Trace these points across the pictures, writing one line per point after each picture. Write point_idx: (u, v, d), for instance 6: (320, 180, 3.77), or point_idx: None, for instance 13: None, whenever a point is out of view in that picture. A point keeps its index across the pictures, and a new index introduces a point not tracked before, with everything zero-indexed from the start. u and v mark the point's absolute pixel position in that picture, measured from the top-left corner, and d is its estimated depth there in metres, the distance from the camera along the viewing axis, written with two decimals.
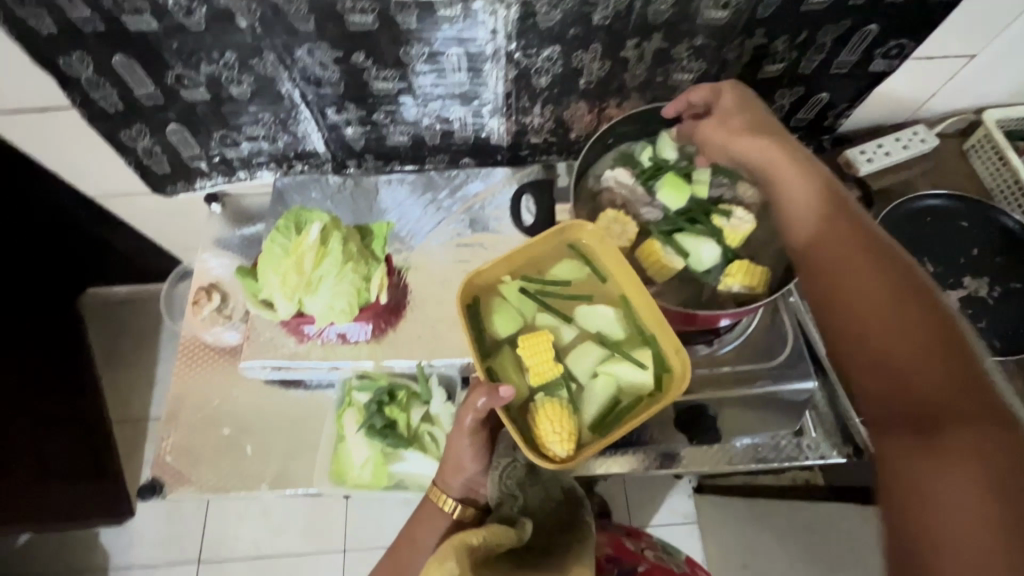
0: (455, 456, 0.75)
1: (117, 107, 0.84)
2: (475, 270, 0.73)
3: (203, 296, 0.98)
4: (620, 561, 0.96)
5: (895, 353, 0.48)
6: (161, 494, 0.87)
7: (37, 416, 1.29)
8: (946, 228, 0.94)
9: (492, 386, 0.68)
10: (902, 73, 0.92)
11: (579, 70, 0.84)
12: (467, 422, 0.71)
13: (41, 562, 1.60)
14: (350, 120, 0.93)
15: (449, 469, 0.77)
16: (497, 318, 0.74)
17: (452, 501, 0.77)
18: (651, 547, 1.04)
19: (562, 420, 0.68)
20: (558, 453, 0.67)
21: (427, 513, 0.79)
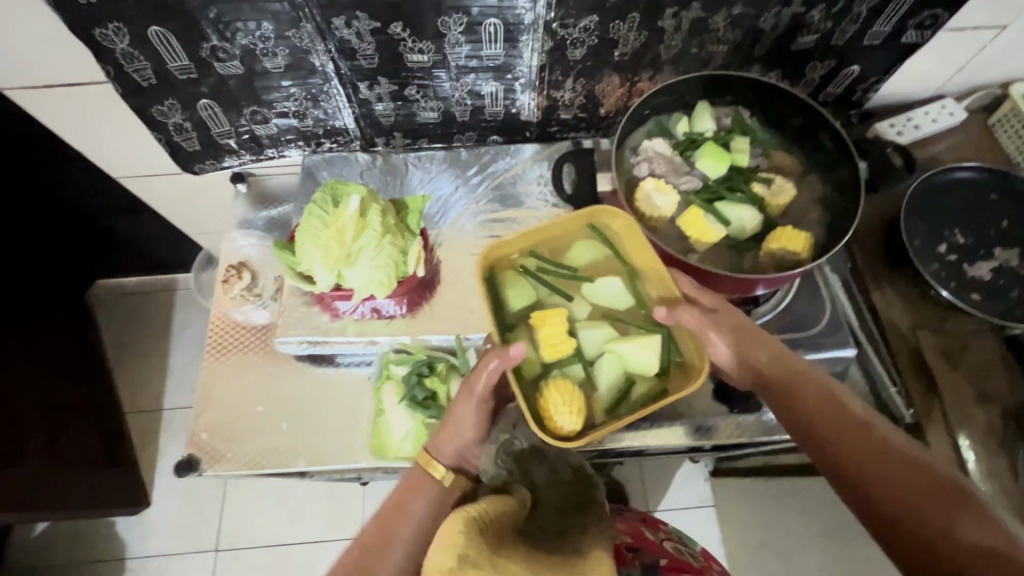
0: (457, 417, 0.71)
1: (151, 81, 0.84)
2: (496, 241, 0.69)
3: (233, 275, 0.99)
4: (641, 553, 0.91)
5: (879, 474, 0.57)
6: (197, 471, 0.86)
7: (54, 403, 1.28)
8: (976, 200, 0.94)
9: (502, 350, 0.66)
10: (933, 45, 0.92)
11: (615, 41, 0.84)
12: (478, 386, 0.69)
13: (56, 554, 1.59)
14: (381, 96, 0.92)
15: (444, 436, 0.72)
16: (512, 291, 0.71)
17: (444, 467, 0.71)
18: (670, 538, 1.00)
19: (574, 398, 0.67)
20: (566, 428, 0.65)
21: (411, 482, 0.70)
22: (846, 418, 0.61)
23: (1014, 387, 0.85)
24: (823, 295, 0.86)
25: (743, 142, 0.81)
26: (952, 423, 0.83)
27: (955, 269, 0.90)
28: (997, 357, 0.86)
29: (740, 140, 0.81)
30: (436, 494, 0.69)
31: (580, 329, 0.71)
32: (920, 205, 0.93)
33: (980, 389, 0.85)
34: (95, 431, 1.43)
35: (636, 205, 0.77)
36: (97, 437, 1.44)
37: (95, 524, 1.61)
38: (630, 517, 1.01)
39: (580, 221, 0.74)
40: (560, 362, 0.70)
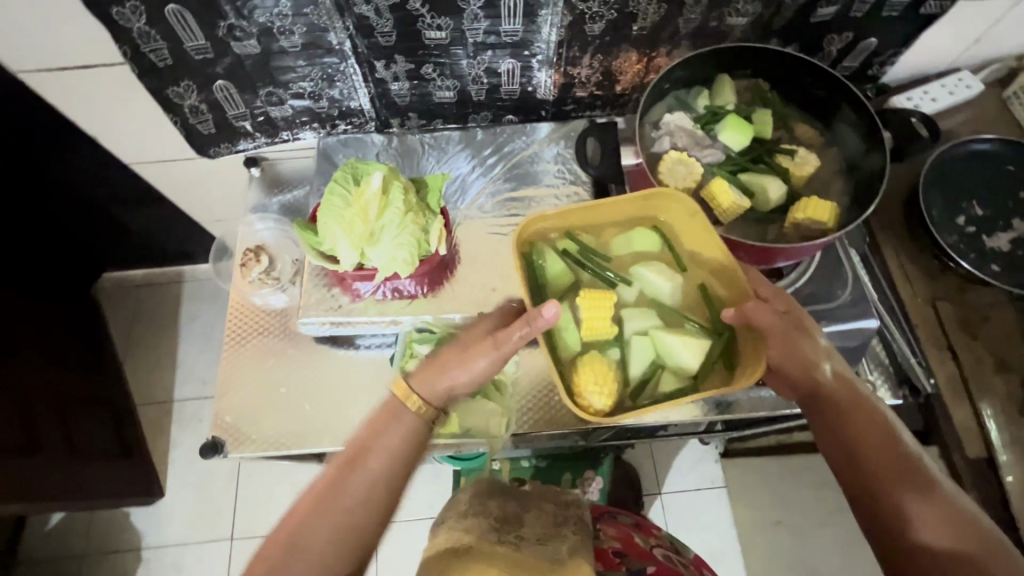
0: (454, 358, 0.63)
1: (167, 62, 0.83)
2: (539, 213, 0.69)
3: (251, 259, 0.98)
4: (628, 555, 0.88)
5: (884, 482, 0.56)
6: (222, 453, 0.87)
7: (61, 396, 1.27)
8: (994, 173, 0.94)
9: (533, 314, 0.61)
10: (951, 17, 0.92)
11: (634, 14, 0.84)
12: (508, 337, 0.61)
13: (70, 545, 1.59)
14: (398, 75, 0.92)
15: (437, 372, 0.62)
16: (553, 269, 0.71)
17: (428, 401, 0.62)
18: (660, 546, 0.96)
19: (607, 380, 0.67)
20: (595, 408, 0.66)
21: (389, 410, 0.62)
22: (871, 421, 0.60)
23: None
24: (845, 267, 0.86)
25: (766, 115, 0.81)
26: (972, 393, 0.84)
27: (973, 241, 0.91)
28: (1016, 328, 0.87)
29: (762, 113, 0.81)
30: (414, 429, 0.62)
31: (624, 313, 0.72)
32: (938, 177, 0.94)
33: (1000, 359, 0.86)
34: (108, 423, 1.43)
35: (659, 177, 0.77)
36: (109, 428, 1.43)
37: (111, 514, 1.62)
38: (620, 521, 1.00)
39: (639, 208, 0.73)
40: (597, 341, 0.71)
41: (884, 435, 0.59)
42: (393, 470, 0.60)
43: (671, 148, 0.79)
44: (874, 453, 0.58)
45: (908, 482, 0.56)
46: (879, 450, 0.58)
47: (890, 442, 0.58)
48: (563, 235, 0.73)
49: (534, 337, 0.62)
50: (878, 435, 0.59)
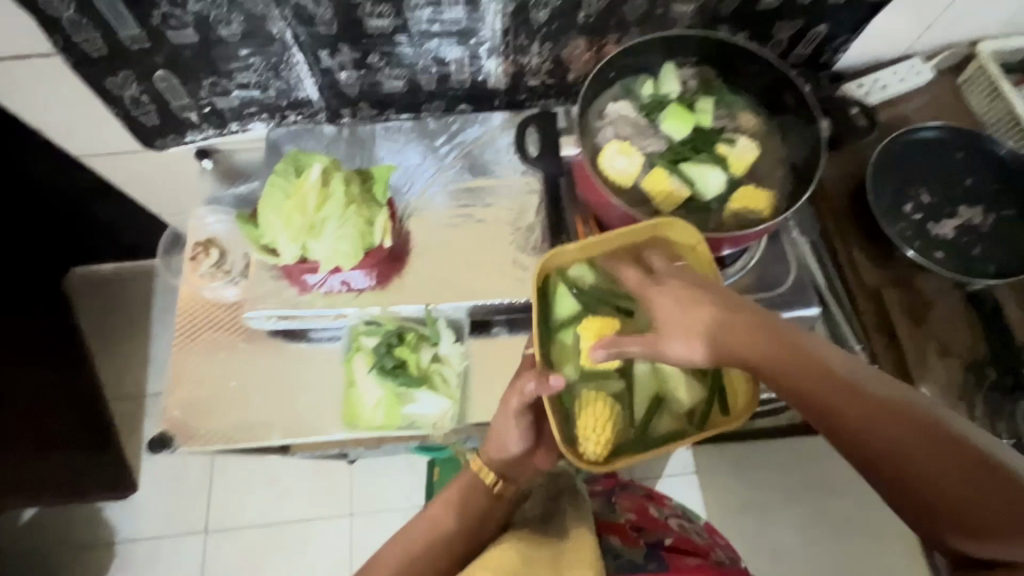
0: (502, 432, 0.73)
1: (102, 52, 0.81)
2: (551, 253, 0.69)
3: (201, 252, 0.98)
4: (645, 533, 0.91)
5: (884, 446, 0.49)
6: (171, 447, 0.87)
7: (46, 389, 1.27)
8: (942, 159, 0.94)
9: (542, 374, 0.65)
10: (899, 3, 0.91)
11: (578, 2, 0.83)
12: (512, 405, 0.70)
13: (43, 540, 1.59)
14: (344, 64, 0.90)
15: (493, 447, 0.76)
16: (566, 304, 0.72)
17: (494, 475, 0.77)
18: (675, 513, 0.98)
19: (605, 426, 0.68)
20: (588, 453, 0.67)
21: (466, 480, 0.78)
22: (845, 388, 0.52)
23: (974, 342, 0.86)
24: (789, 256, 0.87)
25: (708, 103, 0.81)
26: (913, 379, 0.85)
27: (920, 228, 0.91)
28: (961, 315, 0.88)
29: (705, 101, 0.81)
30: (486, 499, 0.77)
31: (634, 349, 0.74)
32: (886, 165, 0.94)
33: (943, 345, 0.87)
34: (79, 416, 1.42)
35: (597, 168, 0.77)
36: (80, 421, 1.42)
37: (85, 510, 1.61)
38: (634, 491, 1.00)
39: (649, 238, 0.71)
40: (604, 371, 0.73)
41: (898, 412, 0.50)
42: (470, 525, 0.75)
43: (613, 137, 0.79)
44: (902, 448, 0.49)
45: (963, 473, 0.46)
46: (901, 440, 0.49)
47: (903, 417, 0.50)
48: (583, 267, 0.73)
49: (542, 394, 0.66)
50: (885, 418, 0.50)
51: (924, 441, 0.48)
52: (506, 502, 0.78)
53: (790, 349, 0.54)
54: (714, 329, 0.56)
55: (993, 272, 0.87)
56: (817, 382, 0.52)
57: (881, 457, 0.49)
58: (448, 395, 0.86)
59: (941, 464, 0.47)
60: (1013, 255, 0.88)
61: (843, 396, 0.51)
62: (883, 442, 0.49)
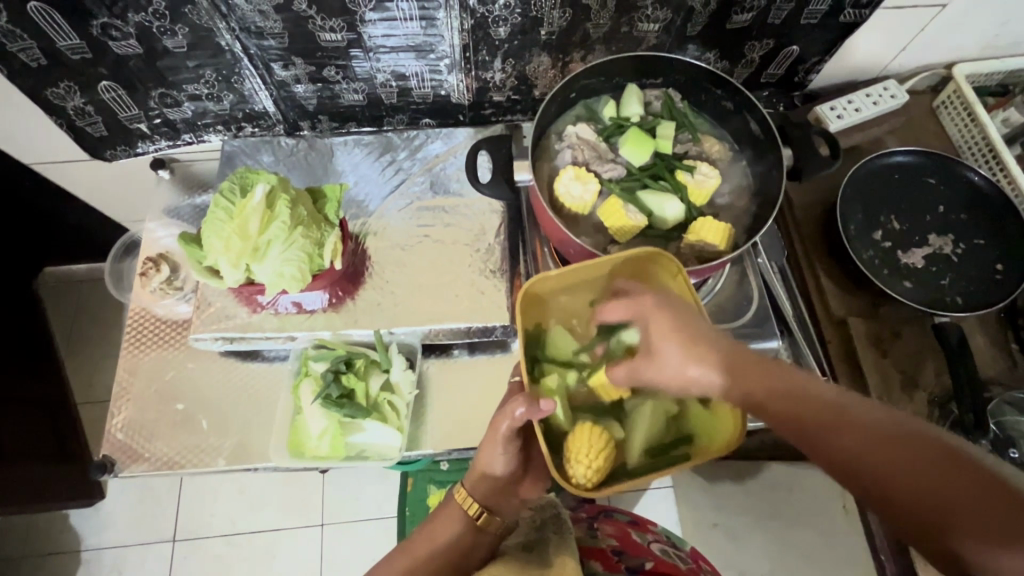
0: (486, 457, 0.68)
1: (41, 62, 0.78)
2: (536, 280, 0.65)
3: (151, 268, 0.94)
4: (626, 557, 0.80)
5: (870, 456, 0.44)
6: (112, 472, 0.83)
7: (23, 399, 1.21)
8: (913, 185, 0.92)
9: (530, 397, 0.63)
10: (872, 26, 0.89)
11: (539, 19, 0.80)
12: (501, 430, 0.64)
13: None
14: (299, 77, 0.87)
15: (476, 475, 0.70)
16: (557, 342, 0.71)
17: (479, 506, 0.70)
18: (658, 540, 0.88)
19: (597, 451, 0.64)
20: (576, 475, 0.64)
21: (447, 512, 0.71)
22: (822, 405, 0.48)
23: (941, 375, 0.84)
24: (752, 288, 0.87)
25: (670, 127, 0.79)
26: None
27: (889, 256, 0.89)
28: (927, 346, 0.86)
29: (667, 125, 0.79)
30: (468, 529, 0.70)
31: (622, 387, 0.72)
32: (857, 190, 0.91)
33: (908, 377, 0.85)
34: (53, 424, 1.31)
35: (556, 197, 0.75)
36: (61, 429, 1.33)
37: (48, 517, 1.50)
38: (618, 518, 0.92)
39: (631, 268, 0.69)
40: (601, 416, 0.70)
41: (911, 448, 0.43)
42: (452, 561, 0.68)
43: (572, 162, 0.77)
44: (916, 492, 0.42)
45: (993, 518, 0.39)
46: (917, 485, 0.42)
47: (916, 453, 0.43)
48: (566, 293, 0.71)
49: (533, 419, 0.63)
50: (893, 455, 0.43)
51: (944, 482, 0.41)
52: (491, 537, 0.71)
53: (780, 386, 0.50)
54: (710, 364, 0.54)
55: (961, 303, 0.85)
56: (810, 414, 0.48)
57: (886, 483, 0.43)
58: (398, 425, 0.83)
59: (969, 494, 0.40)
60: (982, 287, 0.86)
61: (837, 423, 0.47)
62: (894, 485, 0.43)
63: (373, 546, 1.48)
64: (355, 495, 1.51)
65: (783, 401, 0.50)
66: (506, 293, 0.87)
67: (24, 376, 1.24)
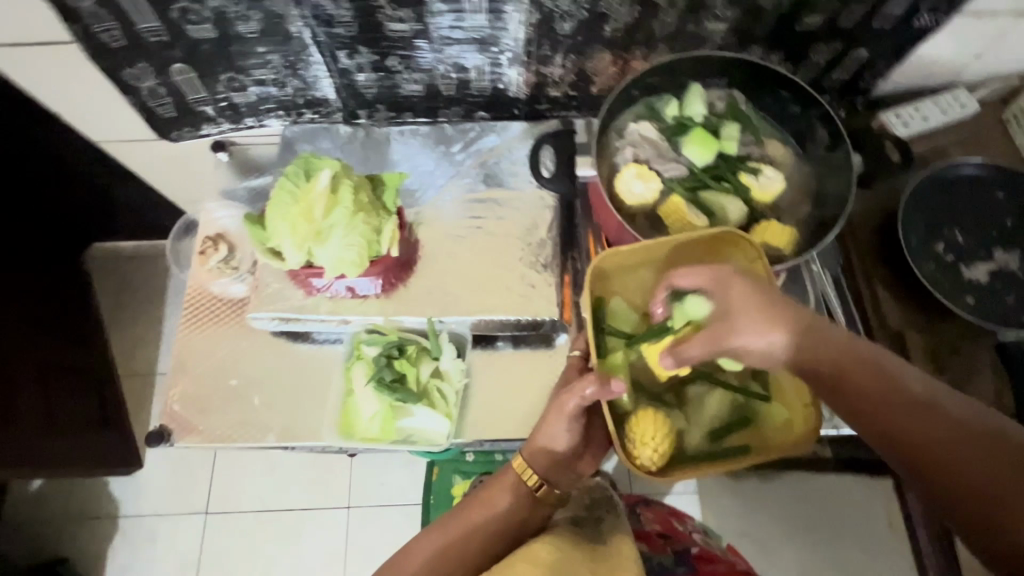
0: (550, 431, 0.69)
1: (121, 43, 0.81)
2: (604, 255, 0.68)
3: (210, 247, 0.97)
4: (672, 540, 0.83)
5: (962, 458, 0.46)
6: (168, 441, 0.86)
7: (76, 368, 1.25)
8: (981, 198, 0.89)
9: (602, 377, 0.64)
10: (946, 32, 0.86)
11: (605, 15, 0.80)
12: (569, 406, 0.66)
13: (33, 514, 1.52)
14: (362, 66, 0.89)
15: (540, 448, 0.70)
16: (625, 318, 0.72)
17: (539, 478, 0.70)
18: (698, 529, 0.87)
19: (663, 435, 0.66)
20: (642, 458, 0.65)
21: (505, 481, 0.71)
22: (920, 410, 0.48)
23: (1000, 395, 0.82)
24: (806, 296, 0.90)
25: (733, 129, 0.80)
26: None
27: (951, 270, 0.86)
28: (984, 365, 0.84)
29: (730, 128, 0.79)
30: (525, 501, 0.70)
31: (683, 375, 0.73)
32: (921, 201, 0.89)
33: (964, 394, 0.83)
34: (98, 393, 1.34)
35: (616, 193, 0.75)
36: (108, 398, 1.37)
37: (89, 481, 1.55)
38: (657, 505, 0.90)
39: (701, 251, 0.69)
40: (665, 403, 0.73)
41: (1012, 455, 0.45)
42: (507, 526, 0.68)
43: (631, 160, 0.78)
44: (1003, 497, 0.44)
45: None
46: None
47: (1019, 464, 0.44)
48: (633, 273, 0.72)
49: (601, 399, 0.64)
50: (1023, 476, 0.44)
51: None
52: (547, 508, 0.71)
53: (880, 383, 0.50)
54: (786, 329, 0.53)
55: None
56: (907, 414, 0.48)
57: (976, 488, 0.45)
58: (447, 413, 0.85)
59: None
60: None
61: (937, 429, 0.47)
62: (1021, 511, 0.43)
63: (397, 531, 1.49)
64: (382, 481, 1.53)
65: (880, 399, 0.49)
66: (556, 288, 0.87)
67: (78, 346, 1.28)
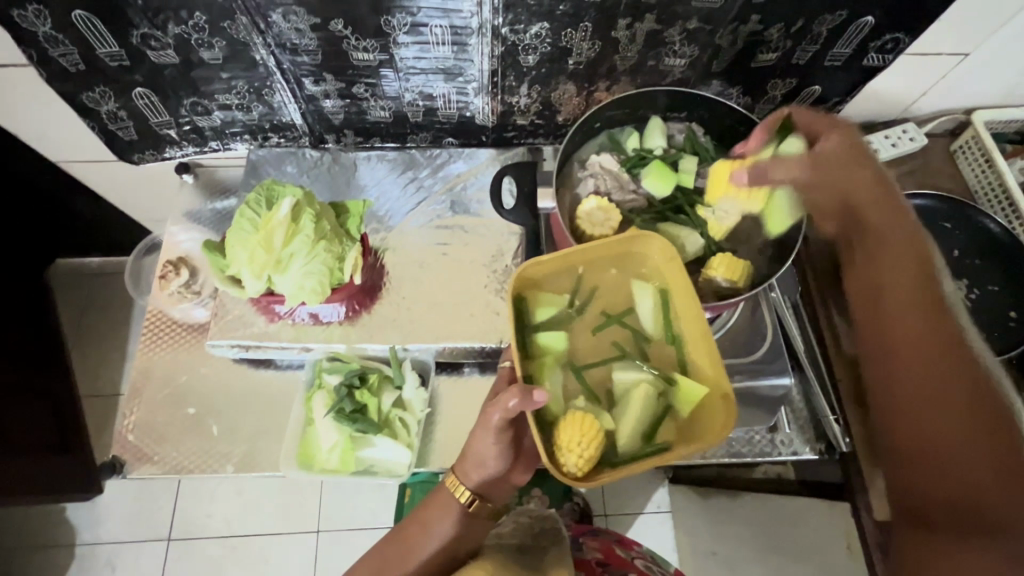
0: (478, 450, 0.67)
1: (80, 67, 0.80)
2: (531, 262, 0.66)
3: (170, 271, 0.95)
4: (610, 567, 0.80)
5: (914, 335, 0.57)
6: (121, 472, 0.84)
7: (36, 391, 1.21)
8: (929, 229, 0.92)
9: (524, 389, 0.61)
10: (895, 71, 0.90)
11: (568, 49, 0.82)
12: (493, 420, 0.64)
13: None
14: (328, 92, 0.89)
15: (469, 462, 0.69)
16: (553, 315, 0.68)
17: (471, 493, 0.70)
18: (643, 556, 0.86)
19: (592, 442, 0.61)
20: (567, 465, 0.61)
21: (440, 500, 0.71)
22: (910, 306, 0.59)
23: None
24: (765, 324, 0.88)
25: (692, 162, 0.81)
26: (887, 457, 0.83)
27: None
28: None
29: (689, 160, 0.81)
30: (460, 520, 0.70)
31: (611, 365, 0.68)
32: None
33: None
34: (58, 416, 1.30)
35: (577, 223, 0.76)
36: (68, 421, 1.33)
37: (44, 509, 1.49)
38: (603, 536, 0.90)
39: (625, 248, 0.70)
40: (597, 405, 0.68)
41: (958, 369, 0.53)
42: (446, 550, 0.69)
43: (593, 191, 0.79)
44: (916, 378, 0.55)
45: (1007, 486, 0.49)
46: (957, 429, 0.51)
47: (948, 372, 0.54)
48: (560, 279, 0.70)
49: (525, 410, 0.61)
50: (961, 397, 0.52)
51: (971, 435, 0.51)
52: (484, 522, 0.71)
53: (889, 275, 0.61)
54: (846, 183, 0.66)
55: None
56: (901, 298, 0.59)
57: (906, 359, 0.56)
58: (408, 442, 0.85)
59: (946, 406, 0.52)
60: (995, 333, 0.86)
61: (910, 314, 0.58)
62: (923, 416, 0.53)
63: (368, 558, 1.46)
64: (352, 504, 1.50)
65: (885, 274, 0.62)
66: None
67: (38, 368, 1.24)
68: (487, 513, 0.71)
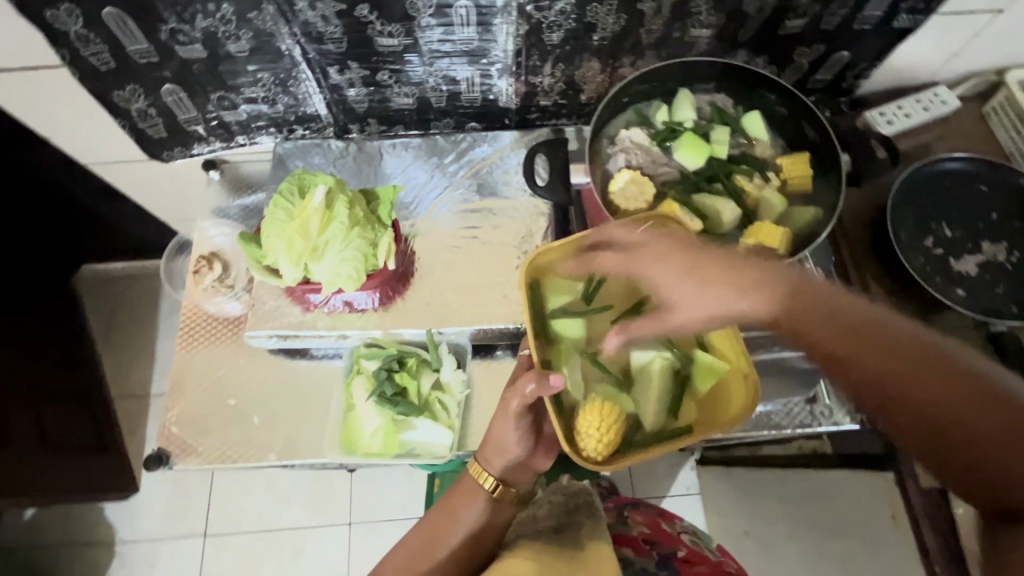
0: (499, 435, 0.67)
1: (110, 65, 0.81)
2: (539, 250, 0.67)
3: (204, 266, 0.96)
4: (658, 544, 0.82)
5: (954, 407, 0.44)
6: (167, 464, 0.85)
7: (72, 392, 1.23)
8: (966, 193, 0.90)
9: (540, 372, 0.62)
10: (925, 33, 0.88)
11: (593, 24, 0.81)
12: (511, 406, 0.64)
13: (27, 543, 1.49)
14: (353, 80, 0.89)
15: (492, 450, 0.69)
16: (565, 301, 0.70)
17: (494, 479, 0.69)
18: (687, 529, 0.86)
19: (610, 425, 0.64)
20: (586, 448, 0.64)
21: (463, 489, 0.71)
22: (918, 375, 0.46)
23: None
24: None
25: (724, 132, 0.81)
26: None
27: (941, 263, 0.87)
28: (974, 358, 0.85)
29: (721, 131, 0.81)
30: (485, 507, 0.69)
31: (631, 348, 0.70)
32: (909, 197, 0.90)
33: None
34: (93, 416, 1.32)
35: (610, 197, 0.77)
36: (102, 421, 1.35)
37: (83, 509, 1.52)
38: (646, 508, 0.90)
39: None
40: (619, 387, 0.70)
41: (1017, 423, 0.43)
42: (472, 539, 0.69)
43: (625, 165, 0.79)
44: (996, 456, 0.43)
45: None
46: None
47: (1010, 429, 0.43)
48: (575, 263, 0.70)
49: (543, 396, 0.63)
50: None
51: None
52: (509, 508, 0.71)
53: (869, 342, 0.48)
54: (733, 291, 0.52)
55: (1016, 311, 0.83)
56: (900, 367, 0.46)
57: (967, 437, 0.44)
58: (449, 424, 0.85)
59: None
60: None
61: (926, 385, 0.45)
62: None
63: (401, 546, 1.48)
64: (383, 495, 1.52)
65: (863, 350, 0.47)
66: None
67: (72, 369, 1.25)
68: (511, 500, 0.71)
